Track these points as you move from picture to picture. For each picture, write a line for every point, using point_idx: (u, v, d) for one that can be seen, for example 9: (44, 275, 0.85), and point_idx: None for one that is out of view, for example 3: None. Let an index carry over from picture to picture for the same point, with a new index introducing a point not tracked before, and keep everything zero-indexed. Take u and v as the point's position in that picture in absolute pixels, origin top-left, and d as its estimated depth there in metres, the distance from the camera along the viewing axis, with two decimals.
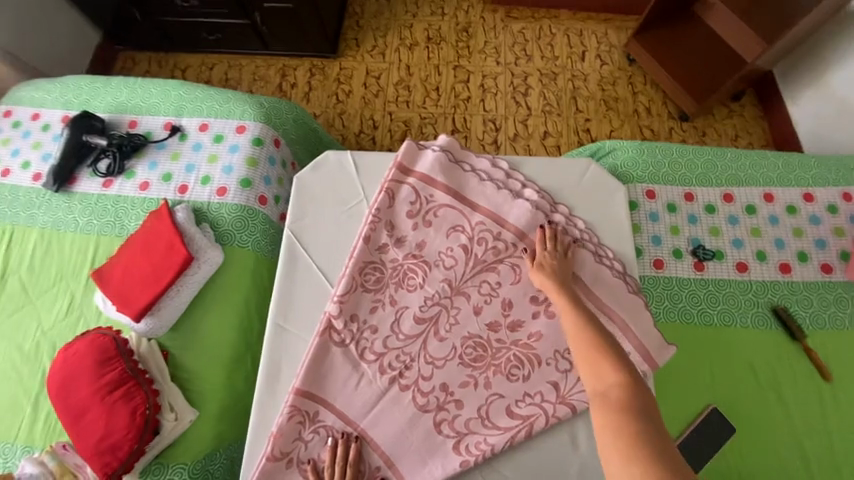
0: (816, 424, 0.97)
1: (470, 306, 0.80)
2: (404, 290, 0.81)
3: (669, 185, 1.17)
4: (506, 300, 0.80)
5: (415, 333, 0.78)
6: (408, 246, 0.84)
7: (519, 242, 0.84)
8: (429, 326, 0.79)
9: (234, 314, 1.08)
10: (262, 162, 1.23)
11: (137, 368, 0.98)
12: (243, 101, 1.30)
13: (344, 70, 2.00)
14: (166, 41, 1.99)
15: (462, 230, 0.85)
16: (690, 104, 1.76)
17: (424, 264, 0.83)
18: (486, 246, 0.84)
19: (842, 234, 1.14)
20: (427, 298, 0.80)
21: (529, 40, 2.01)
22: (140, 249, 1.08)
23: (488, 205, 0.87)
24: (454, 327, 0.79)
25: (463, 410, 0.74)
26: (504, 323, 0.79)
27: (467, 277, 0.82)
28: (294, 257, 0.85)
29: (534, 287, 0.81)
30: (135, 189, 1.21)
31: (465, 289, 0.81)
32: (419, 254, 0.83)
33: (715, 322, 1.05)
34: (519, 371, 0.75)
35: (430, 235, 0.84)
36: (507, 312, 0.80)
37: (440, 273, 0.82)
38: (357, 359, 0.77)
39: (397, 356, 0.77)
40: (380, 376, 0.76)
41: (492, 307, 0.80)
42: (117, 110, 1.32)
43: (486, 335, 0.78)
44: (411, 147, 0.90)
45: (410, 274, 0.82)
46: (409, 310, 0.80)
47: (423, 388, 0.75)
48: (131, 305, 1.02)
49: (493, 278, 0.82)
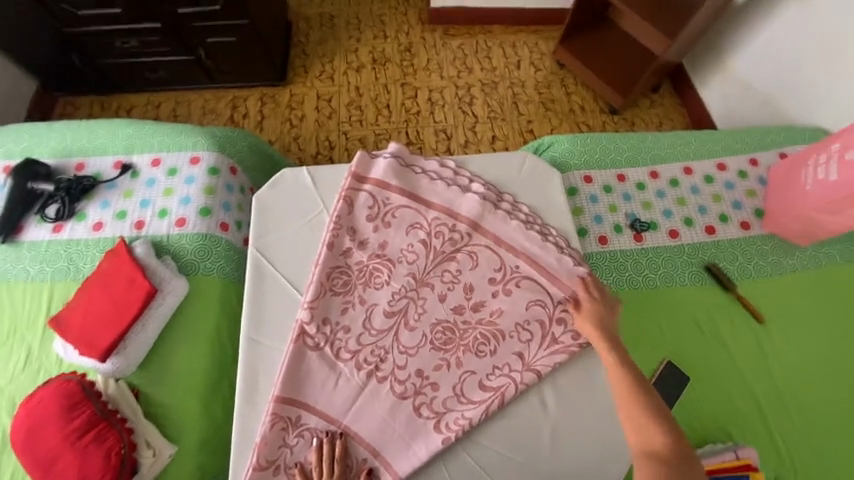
0: (758, 362, 1.09)
1: (436, 294, 0.86)
2: (372, 289, 0.85)
3: (602, 170, 1.31)
4: (467, 285, 0.87)
5: (387, 326, 0.83)
6: (371, 247, 0.89)
7: (473, 232, 0.91)
8: (398, 318, 0.83)
9: (206, 342, 1.07)
10: (221, 190, 1.25)
11: (107, 408, 0.96)
12: (195, 133, 1.32)
13: (294, 96, 2.06)
14: (109, 83, 1.97)
15: (419, 227, 0.91)
16: (617, 98, 1.96)
17: (387, 262, 0.88)
18: (444, 238, 0.90)
19: (754, 194, 1.29)
20: (394, 293, 0.85)
21: (468, 55, 2.16)
22: (97, 289, 1.05)
23: (441, 202, 0.94)
24: (422, 316, 0.84)
25: (439, 391, 0.79)
26: (468, 306, 0.85)
27: (429, 268, 0.88)
28: (261, 271, 0.88)
29: (491, 270, 0.88)
30: (88, 230, 1.19)
31: (429, 280, 0.87)
32: (382, 253, 0.88)
33: (659, 285, 1.17)
34: (486, 347, 0.82)
35: (391, 235, 0.90)
36: (469, 295, 0.86)
37: (404, 268, 0.87)
38: (333, 359, 0.80)
39: (372, 351, 0.81)
40: (357, 372, 0.79)
41: (455, 293, 0.86)
42: (62, 154, 1.30)
43: (453, 319, 0.84)
44: (363, 157, 0.96)
45: (376, 273, 0.87)
46: (378, 306, 0.84)
47: (399, 377, 0.79)
48: (95, 346, 0.99)
49: (453, 266, 0.88)
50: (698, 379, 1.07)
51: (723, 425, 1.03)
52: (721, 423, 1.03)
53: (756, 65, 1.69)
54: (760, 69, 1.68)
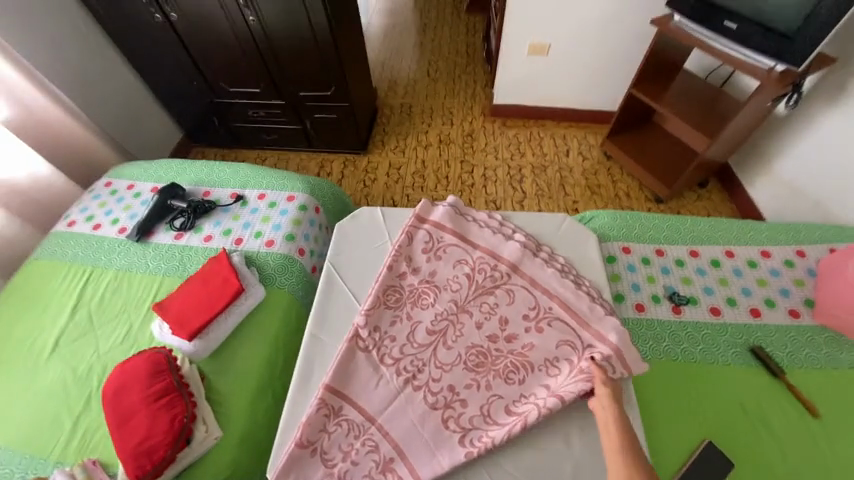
0: (819, 464, 0.99)
1: (473, 321, 0.96)
2: (419, 308, 0.99)
3: (640, 243, 1.40)
4: (502, 317, 0.97)
5: (427, 342, 0.94)
6: (422, 273, 1.04)
7: (512, 272, 1.03)
8: (438, 337, 0.94)
9: (268, 344, 1.24)
10: (305, 222, 1.53)
11: (181, 381, 1.13)
12: (295, 179, 1.67)
13: (371, 163, 2.46)
14: (233, 140, 2.53)
15: (465, 262, 1.06)
16: (662, 189, 2.09)
17: (434, 287, 1.02)
18: (485, 274, 1.03)
19: (802, 284, 1.29)
20: (437, 314, 0.98)
21: (522, 142, 2.48)
22: (199, 284, 1.30)
23: (487, 245, 1.09)
24: (459, 338, 0.94)
25: (468, 408, 0.86)
26: (501, 336, 0.94)
27: (470, 298, 1.00)
28: (331, 282, 1.06)
29: (525, 307, 0.98)
30: (200, 241, 1.50)
31: (469, 307, 0.99)
32: (431, 279, 1.03)
33: (699, 360, 1.16)
34: (515, 375, 0.89)
35: (440, 266, 1.05)
36: (503, 327, 0.96)
37: (449, 295, 1.01)
38: (377, 362, 0.91)
39: (411, 361, 0.91)
40: (396, 377, 0.89)
41: (491, 323, 0.96)
42: (195, 183, 1.69)
43: (487, 345, 0.93)
44: (425, 204, 1.16)
45: (423, 295, 1.01)
46: (422, 323, 0.96)
47: (432, 388, 0.88)
48: (185, 329, 1.19)
49: (492, 299, 1.00)
50: (746, 468, 0.99)
51: None
52: None
53: (802, 168, 1.77)
54: (808, 172, 1.75)
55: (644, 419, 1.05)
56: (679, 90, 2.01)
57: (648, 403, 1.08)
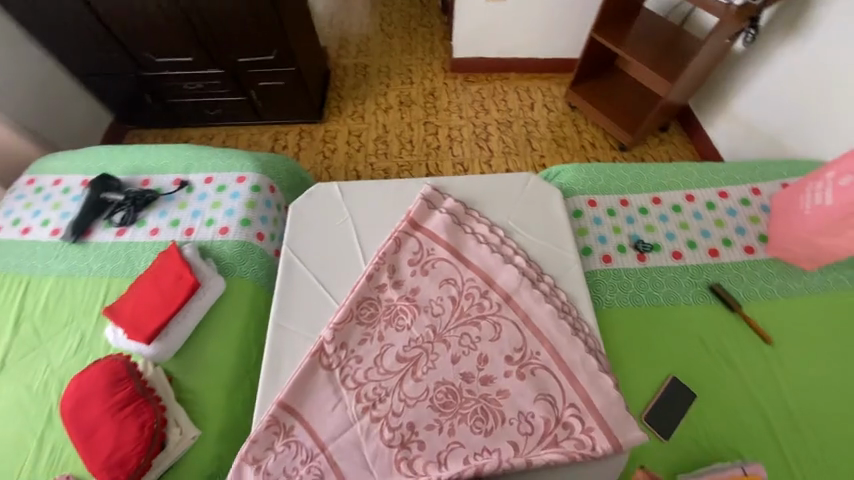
0: (769, 385, 1.07)
1: (449, 354, 0.86)
2: (393, 329, 0.90)
3: (606, 195, 1.40)
4: (483, 354, 0.86)
5: (395, 369, 0.85)
6: (404, 289, 0.95)
7: (503, 303, 0.92)
8: (408, 365, 0.85)
9: (236, 339, 1.18)
10: (260, 205, 1.42)
11: (146, 386, 1.07)
12: (243, 157, 1.53)
13: (329, 132, 2.31)
14: (172, 118, 2.29)
15: (453, 283, 0.95)
16: (625, 136, 2.08)
17: (414, 307, 0.92)
18: (472, 300, 0.92)
19: (757, 220, 1.34)
20: (411, 340, 0.88)
21: (485, 98, 2.38)
22: (151, 282, 1.21)
23: (481, 265, 0.97)
24: (431, 371, 0.85)
25: (425, 451, 0.78)
26: (477, 376, 0.84)
27: (451, 325, 0.90)
28: (291, 267, 1.00)
29: (509, 347, 0.87)
30: (145, 235, 1.38)
31: (447, 337, 0.88)
32: (412, 298, 0.93)
33: (663, 303, 1.20)
34: (483, 424, 0.80)
35: (424, 283, 0.95)
36: (481, 366, 0.85)
37: (428, 318, 0.90)
38: (338, 383, 0.85)
39: (374, 388, 0.84)
40: (355, 403, 0.83)
41: (469, 359, 0.86)
42: (132, 172, 1.53)
43: (459, 383, 0.83)
44: (422, 206, 1.05)
45: (400, 315, 0.91)
46: (393, 348, 0.87)
47: (391, 423, 0.80)
48: (142, 331, 1.11)
49: (475, 331, 0.89)
50: (708, 400, 1.07)
51: (737, 449, 1.00)
52: (735, 448, 1.01)
53: (759, 104, 1.78)
54: (764, 107, 1.76)
55: (615, 362, 1.11)
56: (640, 31, 1.95)
57: (617, 347, 1.13)
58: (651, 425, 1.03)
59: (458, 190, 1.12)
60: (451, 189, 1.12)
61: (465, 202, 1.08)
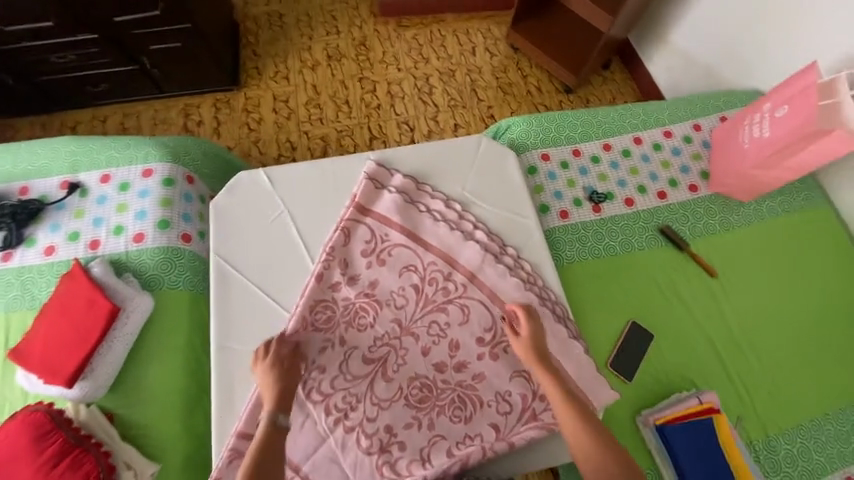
0: (715, 315, 1.18)
1: (419, 346, 0.82)
2: (355, 330, 0.82)
3: (558, 146, 1.34)
4: (454, 341, 0.82)
5: (363, 373, 0.79)
6: (360, 284, 0.86)
7: (469, 283, 0.87)
8: (377, 366, 0.80)
9: (180, 358, 1.05)
10: (178, 201, 1.21)
11: (80, 434, 0.93)
12: (146, 145, 1.27)
13: (250, 99, 2.01)
14: (47, 101, 1.86)
15: (414, 269, 0.88)
16: (570, 78, 2.01)
17: (375, 302, 0.85)
18: (437, 285, 0.86)
19: (699, 158, 1.37)
20: (376, 338, 0.82)
21: (423, 45, 2.16)
22: (56, 314, 1.01)
23: (441, 245, 0.91)
24: (402, 368, 0.80)
25: (406, 451, 0.75)
26: (450, 364, 0.81)
27: (417, 316, 0.84)
28: (225, 278, 0.87)
29: (480, 329, 0.83)
30: (39, 255, 1.14)
31: (414, 330, 0.83)
32: (371, 293, 0.85)
33: (620, 252, 1.22)
34: (461, 412, 0.78)
35: (383, 274, 0.87)
36: (454, 352, 0.81)
37: (392, 312, 0.84)
38: (303, 399, 0.77)
39: (343, 397, 0.78)
40: (325, 416, 0.76)
41: (440, 348, 0.81)
42: (1, 179, 1.22)
43: (433, 376, 0.80)
44: (367, 187, 0.94)
45: (361, 314, 0.84)
46: (358, 351, 0.81)
47: (366, 430, 0.76)
48: (60, 373, 0.96)
49: (443, 318, 0.84)
50: (664, 338, 1.14)
51: (691, 378, 1.11)
52: (688, 376, 1.11)
53: (696, 34, 1.77)
54: (701, 37, 1.75)
55: (578, 314, 1.14)
56: None
57: (581, 299, 1.15)
58: (617, 371, 1.09)
59: (406, 163, 1.00)
60: (397, 163, 1.00)
61: (416, 177, 0.99)
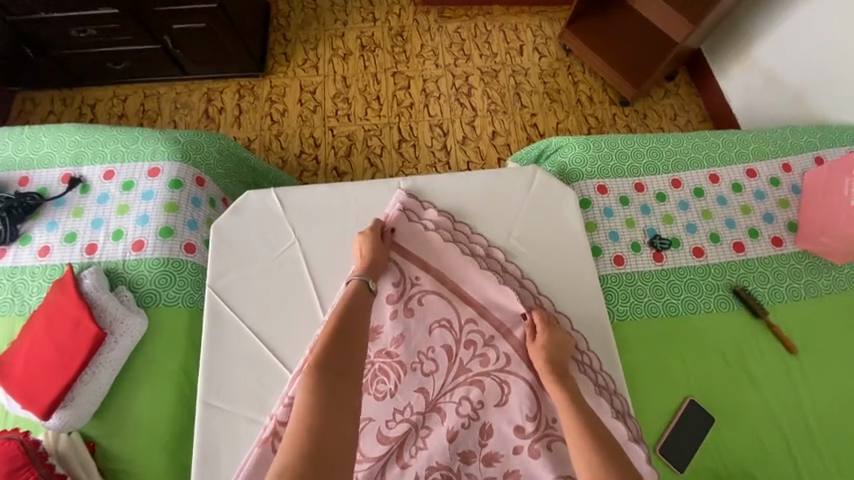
0: (788, 398, 0.99)
1: (445, 428, 0.67)
2: (371, 397, 0.69)
3: (619, 178, 1.15)
4: (486, 426, 0.68)
5: (375, 453, 0.66)
6: (381, 340, 0.72)
7: (513, 354, 0.71)
8: (392, 448, 0.66)
9: (170, 387, 0.94)
10: (183, 206, 1.08)
11: (53, 473, 0.83)
12: (155, 139, 1.15)
13: (275, 88, 1.87)
14: (69, 76, 1.78)
15: (448, 326, 0.73)
16: (628, 89, 1.77)
17: (396, 365, 0.71)
18: (474, 350, 0.72)
19: (786, 205, 1.15)
20: (396, 410, 0.68)
21: (465, 39, 1.96)
22: (41, 330, 0.92)
23: (480, 301, 0.75)
24: (420, 453, 0.66)
25: None
26: (479, 455, 0.67)
27: (446, 388, 0.70)
28: (220, 319, 0.74)
29: (520, 414, 0.68)
30: (33, 256, 1.04)
31: (441, 405, 0.69)
32: (393, 352, 0.71)
33: (681, 313, 1.04)
34: None
35: (409, 329, 0.73)
36: (484, 440, 0.68)
37: (417, 379, 0.70)
38: None
39: None
40: None
41: (469, 432, 0.68)
42: (3, 166, 1.13)
43: (456, 467, 0.66)
44: (401, 219, 0.79)
45: (380, 377, 0.70)
46: (373, 424, 0.67)
47: None
48: (39, 400, 0.87)
49: (477, 394, 0.69)
50: (724, 422, 0.96)
51: (755, 473, 0.93)
52: (752, 471, 0.93)
53: (787, 51, 1.50)
54: (792, 54, 1.48)
55: (629, 384, 0.97)
56: None
57: (630, 361, 0.99)
58: (666, 459, 0.92)
59: (444, 194, 0.84)
60: (433, 194, 0.84)
61: (453, 213, 0.83)
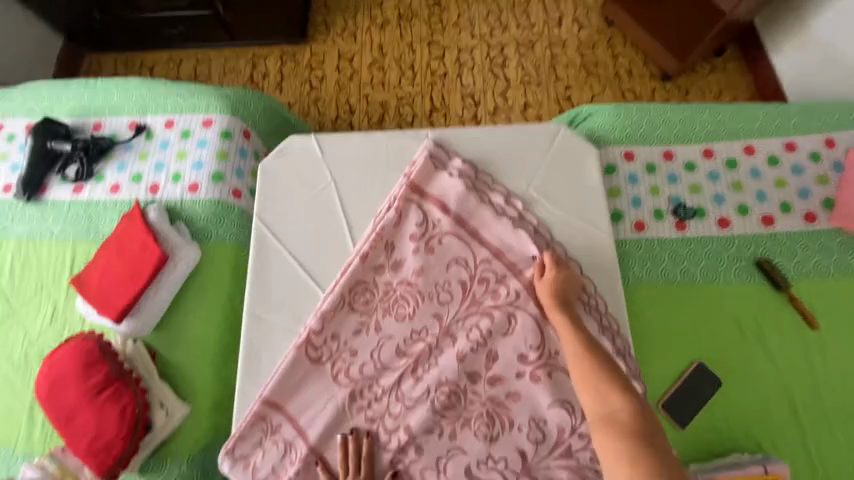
0: (803, 371, 0.99)
1: (456, 350, 0.75)
2: (392, 318, 0.78)
3: (648, 146, 1.15)
4: (493, 351, 0.75)
5: (394, 365, 0.76)
6: (404, 271, 0.80)
7: (523, 292, 0.77)
8: (409, 362, 0.76)
9: (218, 311, 1.07)
10: (232, 155, 1.19)
11: (123, 368, 1.01)
12: (209, 94, 1.26)
13: (315, 56, 1.94)
14: (131, 40, 1.93)
15: (464, 264, 0.80)
16: (670, 63, 1.71)
17: (416, 293, 0.78)
18: (487, 286, 0.78)
19: (826, 181, 1.11)
20: (413, 331, 0.77)
21: (503, 9, 1.94)
22: (115, 251, 1.08)
23: (497, 244, 0.81)
24: (432, 369, 0.75)
25: (423, 456, 0.73)
26: (485, 376, 0.74)
27: (459, 316, 0.77)
28: (265, 244, 0.85)
29: (525, 344, 0.75)
30: (106, 192, 1.20)
31: (454, 331, 0.76)
32: (414, 282, 0.79)
33: (699, 280, 1.05)
34: (488, 430, 0.72)
35: (430, 263, 0.80)
36: (490, 365, 0.75)
37: (433, 307, 0.78)
38: (330, 378, 0.76)
39: (370, 386, 0.76)
40: (350, 401, 0.75)
41: (477, 356, 0.75)
42: (81, 113, 1.28)
43: (463, 384, 0.74)
44: (427, 165, 0.85)
45: (401, 303, 0.78)
46: (393, 341, 0.77)
47: (388, 424, 0.74)
48: (113, 307, 1.03)
49: (486, 324, 0.76)
50: (731, 387, 0.98)
51: (759, 439, 0.95)
52: (756, 437, 0.95)
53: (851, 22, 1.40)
54: None
55: (638, 341, 1.00)
56: None
57: (641, 322, 1.02)
58: (667, 413, 0.96)
59: (469, 145, 0.89)
60: (459, 145, 0.89)
61: (477, 164, 0.87)
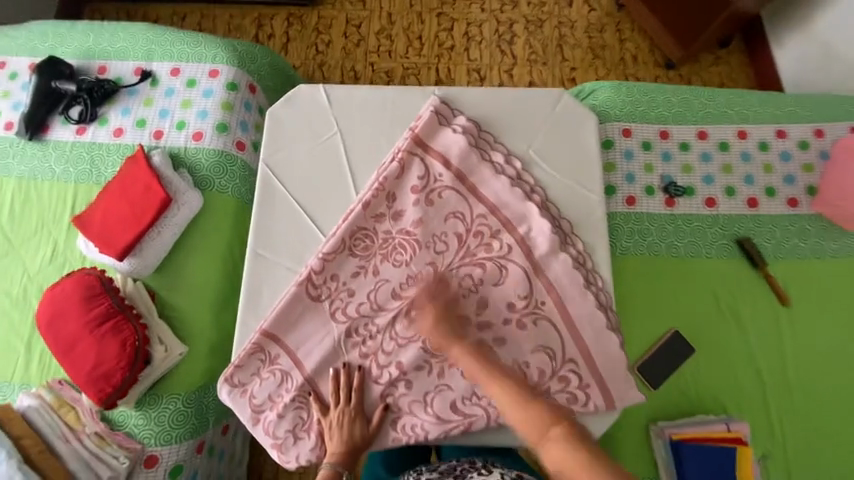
0: (770, 343, 1.05)
1: (448, 296, 0.79)
2: (389, 263, 0.81)
3: (646, 124, 1.18)
4: (483, 299, 0.79)
5: (389, 306, 0.80)
6: (403, 221, 0.83)
7: (516, 246, 0.81)
8: (403, 304, 0.80)
9: (218, 257, 1.10)
10: (237, 107, 1.20)
11: (124, 303, 1.04)
12: (216, 44, 1.26)
13: (323, 19, 1.92)
14: None
15: (461, 217, 0.83)
16: (675, 50, 1.73)
17: (413, 241, 0.82)
18: (481, 239, 0.82)
19: (810, 169, 1.16)
20: (409, 276, 0.81)
21: None
22: (118, 191, 1.09)
23: (494, 200, 0.84)
24: None
25: (411, 391, 0.78)
26: (474, 321, 0.79)
27: (454, 265, 0.81)
28: (270, 189, 0.87)
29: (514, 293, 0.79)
30: (109, 135, 1.20)
31: (448, 278, 0.80)
32: (412, 231, 0.82)
33: (682, 254, 1.10)
34: None
35: (429, 214, 0.83)
36: (480, 311, 0.79)
37: (429, 255, 0.81)
38: (328, 315, 0.80)
39: (365, 324, 0.80)
40: (345, 337, 0.79)
41: (469, 302, 0.79)
42: (85, 55, 1.27)
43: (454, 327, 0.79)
44: (432, 120, 0.87)
45: (399, 249, 0.82)
46: (389, 284, 0.81)
47: (380, 360, 0.78)
48: (115, 245, 1.05)
49: (478, 273, 0.80)
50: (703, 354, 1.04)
51: (723, 402, 1.02)
52: (721, 400, 1.02)
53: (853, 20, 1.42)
54: None
55: (620, 307, 1.06)
56: None
57: (624, 289, 1.07)
58: (644, 374, 1.01)
59: (473, 105, 0.92)
60: (463, 105, 0.91)
61: (481, 124, 0.90)
